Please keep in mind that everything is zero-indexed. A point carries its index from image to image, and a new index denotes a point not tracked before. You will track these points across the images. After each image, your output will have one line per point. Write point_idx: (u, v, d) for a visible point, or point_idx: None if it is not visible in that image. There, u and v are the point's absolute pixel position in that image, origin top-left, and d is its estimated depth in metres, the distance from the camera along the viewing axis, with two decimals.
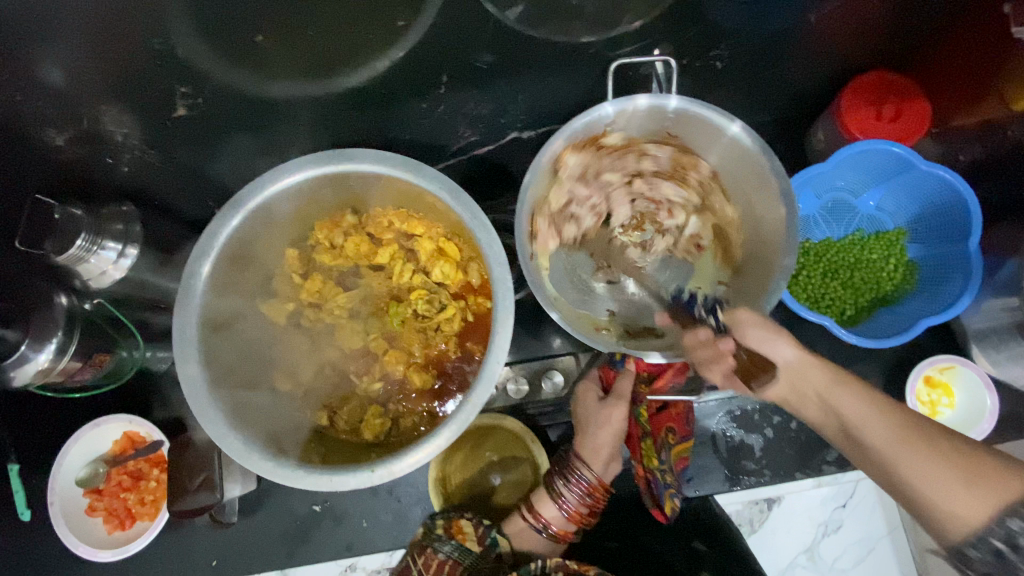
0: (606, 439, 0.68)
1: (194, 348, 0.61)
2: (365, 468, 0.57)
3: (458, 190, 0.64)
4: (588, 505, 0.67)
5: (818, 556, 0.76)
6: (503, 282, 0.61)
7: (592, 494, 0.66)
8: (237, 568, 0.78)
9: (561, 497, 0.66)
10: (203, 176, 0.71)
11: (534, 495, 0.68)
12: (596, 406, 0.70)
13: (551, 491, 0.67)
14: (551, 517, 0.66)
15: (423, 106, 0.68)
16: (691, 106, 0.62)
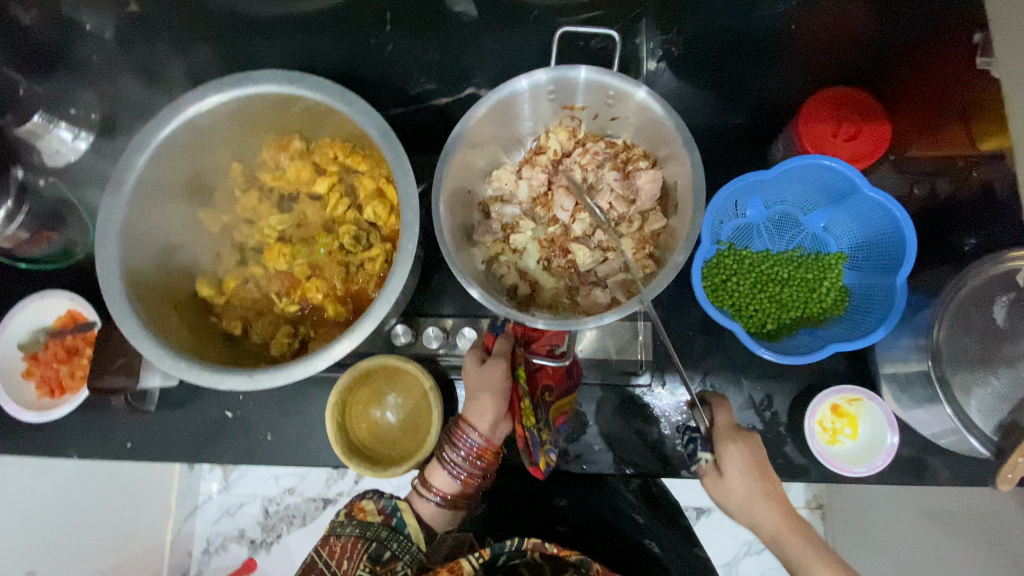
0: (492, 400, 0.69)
1: (114, 235, 0.64)
2: (246, 372, 0.61)
3: (387, 132, 0.65)
4: (478, 466, 0.68)
5: (734, 569, 0.98)
6: (410, 227, 0.63)
7: (481, 457, 0.66)
8: (149, 455, 0.84)
9: (447, 460, 0.67)
10: (158, 80, 0.73)
11: (425, 467, 0.69)
12: (479, 370, 0.70)
13: (440, 459, 0.68)
14: (442, 485, 0.67)
15: (373, 42, 0.69)
16: (596, 74, 0.64)
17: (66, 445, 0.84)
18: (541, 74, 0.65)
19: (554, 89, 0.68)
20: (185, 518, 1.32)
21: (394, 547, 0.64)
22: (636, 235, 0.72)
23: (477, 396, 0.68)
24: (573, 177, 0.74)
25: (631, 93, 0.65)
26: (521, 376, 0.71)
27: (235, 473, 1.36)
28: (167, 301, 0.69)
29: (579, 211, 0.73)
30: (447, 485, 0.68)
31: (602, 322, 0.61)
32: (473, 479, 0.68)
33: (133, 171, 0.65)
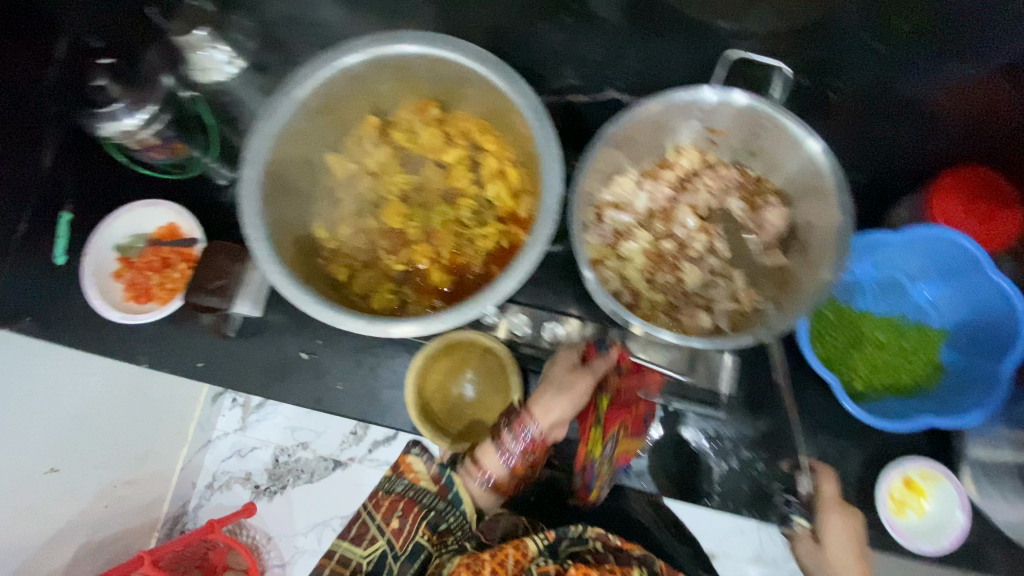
0: (562, 402, 0.70)
1: (262, 156, 0.65)
2: (365, 318, 0.61)
3: (544, 116, 0.64)
4: (530, 459, 0.70)
5: None
6: (550, 212, 0.62)
7: (535, 451, 0.69)
8: (218, 379, 0.85)
9: (506, 448, 0.68)
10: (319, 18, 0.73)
11: (478, 446, 0.71)
12: (570, 371, 0.71)
13: (496, 444, 0.69)
14: (493, 467, 0.70)
15: None
16: (776, 113, 0.62)
17: (139, 351, 0.86)
18: (720, 94, 0.63)
19: (726, 112, 0.66)
20: (197, 449, 1.33)
21: (449, 518, 0.72)
22: (752, 267, 0.72)
23: (546, 395, 0.69)
24: (699, 198, 0.74)
25: (796, 141, 0.63)
26: (604, 404, 0.73)
27: (254, 416, 1.36)
28: (288, 230, 0.70)
29: (697, 233, 0.73)
30: (498, 469, 0.70)
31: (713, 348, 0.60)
32: (522, 468, 0.71)
33: (290, 102, 0.66)
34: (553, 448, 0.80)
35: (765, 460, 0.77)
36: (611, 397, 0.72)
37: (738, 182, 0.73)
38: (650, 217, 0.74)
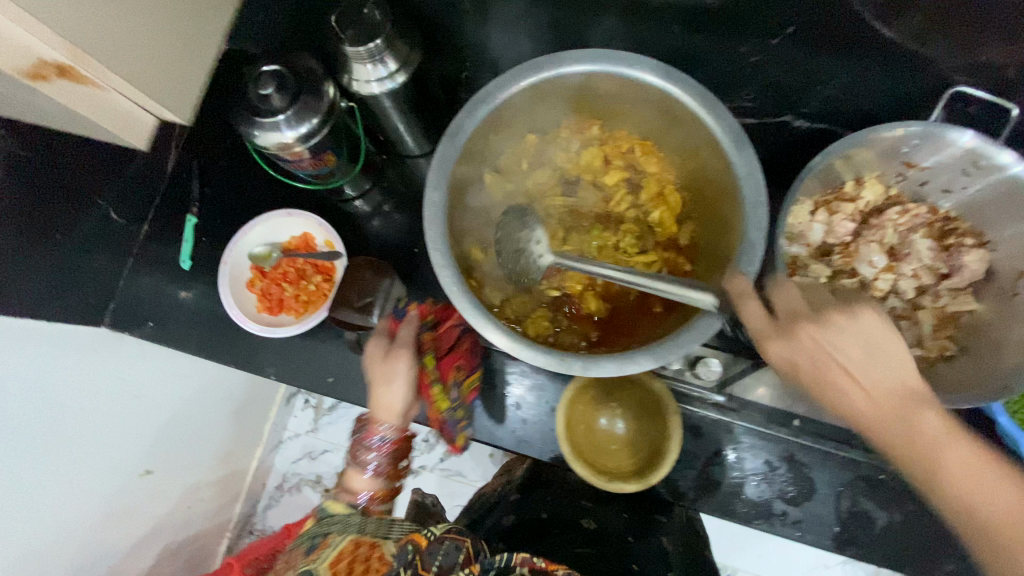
0: (401, 393, 0.68)
1: (446, 176, 0.60)
2: (559, 353, 0.56)
3: (744, 142, 0.59)
4: (395, 459, 0.68)
5: None
6: (753, 251, 0.58)
7: (394, 448, 0.67)
8: (347, 396, 0.83)
9: (364, 460, 0.67)
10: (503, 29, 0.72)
11: (346, 472, 0.69)
12: (382, 361, 0.69)
13: (358, 462, 0.67)
14: (359, 476, 0.67)
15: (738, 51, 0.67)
16: (1001, 156, 0.58)
17: (268, 362, 0.85)
18: (949, 133, 0.59)
19: (937, 150, 0.62)
20: (270, 450, 1.32)
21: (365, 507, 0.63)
22: (937, 311, 0.68)
23: (380, 389, 0.68)
24: (886, 236, 0.69)
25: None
26: (429, 363, 0.72)
27: (327, 418, 1.36)
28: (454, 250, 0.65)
29: (883, 273, 0.69)
30: (370, 481, 0.67)
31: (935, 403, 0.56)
32: (389, 468, 0.68)
33: (471, 122, 0.61)
34: (701, 490, 0.76)
35: (932, 515, 0.73)
36: (435, 353, 0.72)
37: (926, 222, 0.69)
38: (826, 253, 0.70)
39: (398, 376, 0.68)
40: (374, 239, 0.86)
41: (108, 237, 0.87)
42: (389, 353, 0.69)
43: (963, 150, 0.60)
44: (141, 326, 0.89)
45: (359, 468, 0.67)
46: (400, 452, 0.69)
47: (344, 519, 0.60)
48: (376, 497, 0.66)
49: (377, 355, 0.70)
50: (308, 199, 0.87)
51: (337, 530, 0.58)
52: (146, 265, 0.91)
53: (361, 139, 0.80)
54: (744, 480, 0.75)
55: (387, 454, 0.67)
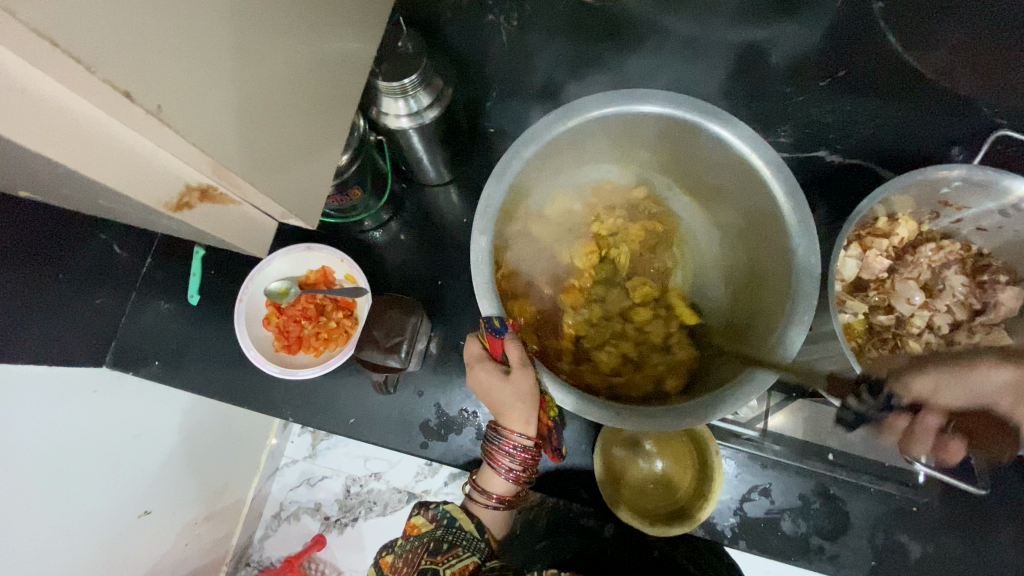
0: (525, 404, 0.55)
1: (491, 218, 0.57)
2: (614, 409, 0.53)
3: (797, 189, 0.56)
4: (529, 465, 0.57)
5: None
6: (807, 299, 0.54)
7: (528, 458, 0.57)
8: (370, 436, 0.80)
9: (497, 468, 0.57)
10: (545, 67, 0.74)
11: (476, 472, 0.60)
12: (502, 379, 0.55)
13: (490, 466, 0.57)
14: (494, 489, 0.58)
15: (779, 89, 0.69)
16: None
17: (285, 400, 0.81)
18: (995, 178, 0.59)
19: (980, 192, 0.62)
20: (267, 478, 1.12)
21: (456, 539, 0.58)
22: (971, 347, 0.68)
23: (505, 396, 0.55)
24: (921, 273, 0.69)
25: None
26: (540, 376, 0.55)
27: (326, 443, 1.15)
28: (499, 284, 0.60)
29: (919, 309, 0.69)
30: (505, 488, 0.58)
31: None
32: (528, 476, 0.58)
33: (518, 161, 0.59)
34: (736, 527, 0.74)
35: (972, 548, 0.72)
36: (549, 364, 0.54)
37: (959, 260, 0.69)
38: (857, 288, 0.71)
39: (522, 396, 0.55)
40: (393, 271, 0.83)
41: (111, 273, 0.83)
42: (510, 374, 0.55)
43: (1011, 198, 0.60)
44: (146, 366, 0.85)
45: (491, 473, 0.58)
46: (535, 458, 0.58)
47: (473, 538, 0.58)
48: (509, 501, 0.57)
49: (490, 379, 0.56)
50: (326, 231, 0.84)
51: (465, 543, 0.58)
52: (152, 299, 0.88)
53: (385, 171, 0.77)
54: (779, 514, 0.74)
55: (523, 461, 0.57)
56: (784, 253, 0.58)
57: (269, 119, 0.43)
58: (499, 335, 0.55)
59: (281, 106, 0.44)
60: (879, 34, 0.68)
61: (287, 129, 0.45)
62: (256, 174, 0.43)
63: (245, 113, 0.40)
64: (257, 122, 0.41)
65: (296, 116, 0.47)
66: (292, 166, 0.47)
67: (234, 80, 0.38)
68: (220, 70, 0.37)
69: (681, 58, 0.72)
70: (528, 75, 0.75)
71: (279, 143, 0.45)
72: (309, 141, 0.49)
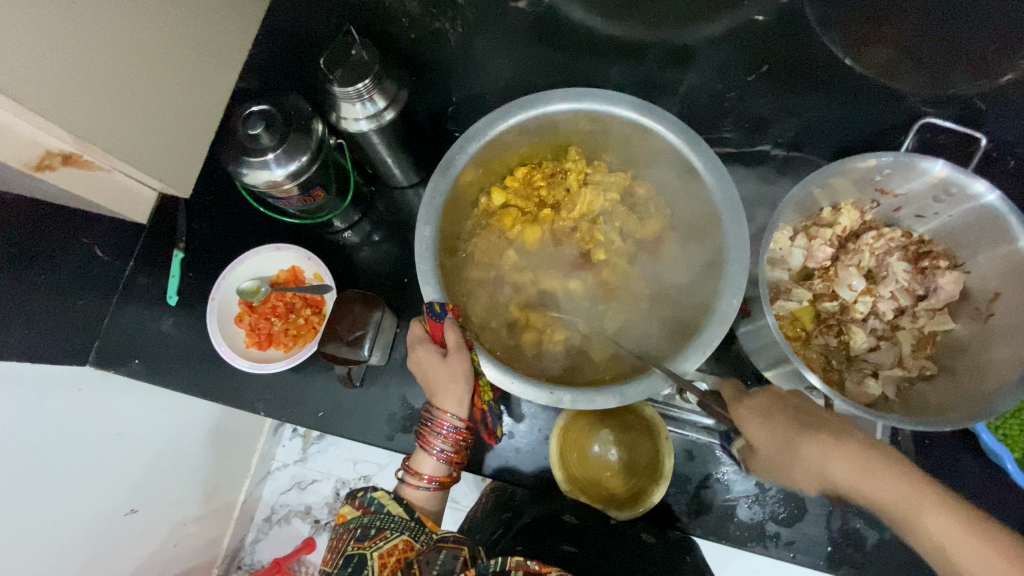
0: (462, 386, 0.59)
1: (436, 209, 0.61)
2: (548, 387, 0.57)
3: (725, 177, 0.60)
4: (462, 446, 0.61)
5: None
6: (735, 281, 0.59)
7: (460, 438, 0.60)
8: (338, 429, 0.83)
9: (430, 447, 0.60)
10: (500, 73, 0.79)
11: (410, 456, 0.62)
12: (441, 363, 0.59)
13: (423, 446, 0.60)
14: (427, 470, 0.60)
15: (720, 87, 0.73)
16: (969, 184, 0.60)
17: (257, 395, 0.84)
18: (918, 163, 0.61)
19: (909, 178, 0.64)
20: (258, 482, 1.16)
21: (383, 522, 0.57)
22: (915, 331, 0.70)
23: (444, 379, 0.58)
24: (863, 259, 0.71)
25: (1004, 235, 0.61)
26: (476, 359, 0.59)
27: (315, 447, 1.19)
28: (446, 273, 0.64)
29: (863, 295, 0.70)
30: (438, 469, 0.61)
31: (917, 426, 0.57)
32: (461, 457, 0.61)
33: (462, 156, 0.63)
34: (692, 514, 0.75)
35: None
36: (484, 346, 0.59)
37: (901, 246, 0.71)
38: (803, 276, 0.72)
39: (456, 376, 0.58)
40: (361, 270, 0.87)
41: (93, 276, 0.87)
42: (447, 356, 0.59)
43: (936, 179, 0.62)
44: (128, 364, 0.89)
45: (424, 453, 0.61)
46: (468, 439, 0.61)
47: (400, 519, 0.58)
48: (438, 482, 0.60)
49: (428, 359, 0.59)
50: (298, 233, 0.88)
51: (393, 525, 0.57)
52: (134, 302, 0.91)
53: (347, 169, 0.80)
54: (734, 502, 0.75)
55: (454, 442, 0.60)
56: (717, 239, 0.62)
57: (125, 105, 0.58)
58: (439, 319, 0.59)
59: (134, 95, 0.59)
60: (814, 30, 0.71)
61: (139, 116, 0.60)
62: (114, 145, 0.58)
63: (106, 106, 0.56)
64: (113, 108, 0.57)
65: (159, 99, 0.63)
66: (151, 143, 0.63)
67: (94, 76, 0.54)
68: (90, 71, 0.54)
69: (623, 62, 0.75)
70: (480, 81, 0.79)
71: (132, 121, 0.59)
72: (165, 123, 0.65)
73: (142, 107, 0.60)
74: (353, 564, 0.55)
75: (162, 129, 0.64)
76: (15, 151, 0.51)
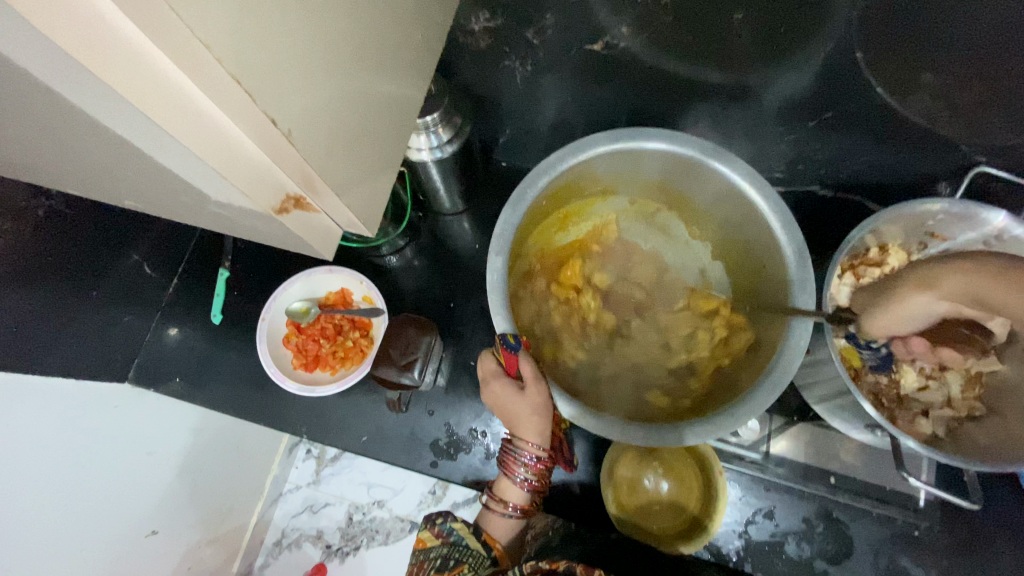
0: (535, 418, 0.59)
1: (507, 242, 0.62)
2: (618, 423, 0.58)
3: (793, 222, 0.61)
4: (544, 475, 0.61)
5: None
6: (802, 322, 0.59)
7: (542, 467, 0.60)
8: (380, 454, 0.82)
9: (511, 476, 0.60)
10: (556, 108, 0.81)
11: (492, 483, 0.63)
12: (510, 394, 0.59)
13: (505, 475, 0.61)
14: (511, 497, 0.61)
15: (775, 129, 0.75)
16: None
17: (300, 417, 0.84)
18: (974, 210, 0.63)
19: (963, 224, 0.66)
20: (270, 504, 1.06)
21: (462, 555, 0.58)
22: (962, 372, 0.72)
23: (518, 410, 0.59)
24: None
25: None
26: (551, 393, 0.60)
27: (329, 470, 1.05)
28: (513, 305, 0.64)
29: (912, 334, 0.73)
30: (522, 497, 0.61)
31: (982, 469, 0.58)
32: (544, 485, 0.61)
33: (533, 190, 0.63)
34: (739, 548, 0.75)
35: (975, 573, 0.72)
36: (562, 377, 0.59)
37: None
38: (851, 314, 0.75)
39: (539, 409, 0.58)
40: (409, 294, 0.87)
41: (140, 292, 0.87)
42: (526, 389, 0.59)
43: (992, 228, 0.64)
44: (168, 382, 0.89)
45: (508, 481, 0.62)
46: (548, 469, 0.61)
47: (479, 556, 0.59)
48: (522, 510, 0.60)
49: (505, 392, 0.60)
50: (345, 256, 0.89)
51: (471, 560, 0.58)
52: (176, 319, 0.91)
53: (406, 202, 0.82)
54: (782, 537, 0.75)
55: (537, 471, 0.60)
56: (781, 280, 0.63)
57: (371, 146, 0.42)
58: (513, 351, 0.58)
59: (379, 135, 0.43)
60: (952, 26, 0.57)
61: (370, 143, 0.41)
62: (345, 188, 0.40)
63: (321, 107, 0.33)
64: (363, 147, 0.40)
65: (396, 118, 0.44)
66: (370, 179, 0.44)
67: (347, 86, 0.35)
68: (355, 82, 0.36)
69: (678, 104, 0.77)
70: (535, 121, 0.84)
71: (366, 150, 0.41)
72: (375, 152, 0.44)
73: (378, 127, 0.42)
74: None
75: (358, 131, 0.39)
76: (252, 187, 0.35)
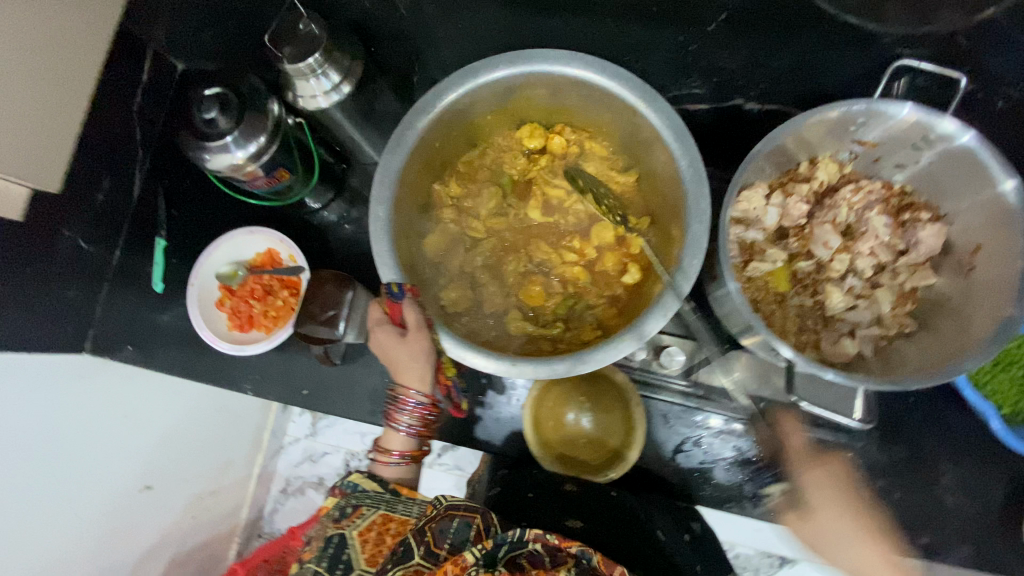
0: (419, 365, 0.60)
1: (391, 186, 0.61)
2: (508, 360, 0.57)
3: (685, 134, 0.59)
4: (427, 422, 0.63)
5: None
6: (697, 241, 0.58)
7: (424, 414, 0.62)
8: (323, 407, 0.85)
9: (395, 426, 0.62)
10: (462, 35, 0.76)
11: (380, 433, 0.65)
12: (398, 345, 0.60)
13: (390, 426, 0.63)
14: (397, 447, 0.63)
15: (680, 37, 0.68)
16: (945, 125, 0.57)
17: (246, 377, 0.87)
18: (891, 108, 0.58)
19: (888, 126, 0.61)
20: (272, 456, 1.19)
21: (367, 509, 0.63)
22: (896, 288, 0.67)
23: (404, 357, 0.60)
24: (840, 214, 0.68)
25: (986, 176, 0.58)
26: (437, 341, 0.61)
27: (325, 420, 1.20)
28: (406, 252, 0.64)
29: (839, 252, 0.68)
30: (405, 445, 0.64)
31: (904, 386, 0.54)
32: (427, 433, 0.64)
33: (412, 132, 0.63)
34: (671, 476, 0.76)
35: (902, 488, 0.73)
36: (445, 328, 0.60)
37: (881, 199, 0.68)
38: (778, 236, 0.70)
39: (416, 355, 0.60)
40: (337, 248, 0.87)
41: (81, 265, 0.87)
42: (406, 335, 0.60)
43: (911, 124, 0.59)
44: (120, 351, 0.90)
45: (392, 432, 0.63)
46: (434, 416, 0.63)
47: (377, 495, 0.63)
48: (409, 456, 0.63)
49: (389, 340, 0.60)
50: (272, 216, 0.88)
51: (370, 502, 0.63)
52: (120, 291, 0.93)
53: (314, 153, 0.81)
54: (711, 465, 0.75)
55: (420, 417, 0.62)
56: (677, 192, 0.62)
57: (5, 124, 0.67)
58: (397, 300, 0.60)
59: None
60: None
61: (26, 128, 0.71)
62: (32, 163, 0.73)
63: None
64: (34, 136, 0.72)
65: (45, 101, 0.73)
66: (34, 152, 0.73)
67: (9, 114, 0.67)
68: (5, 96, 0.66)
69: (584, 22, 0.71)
70: (439, 54, 0.77)
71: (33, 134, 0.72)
72: (60, 121, 0.77)
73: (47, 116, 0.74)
74: (335, 543, 0.61)
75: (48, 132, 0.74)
76: None
